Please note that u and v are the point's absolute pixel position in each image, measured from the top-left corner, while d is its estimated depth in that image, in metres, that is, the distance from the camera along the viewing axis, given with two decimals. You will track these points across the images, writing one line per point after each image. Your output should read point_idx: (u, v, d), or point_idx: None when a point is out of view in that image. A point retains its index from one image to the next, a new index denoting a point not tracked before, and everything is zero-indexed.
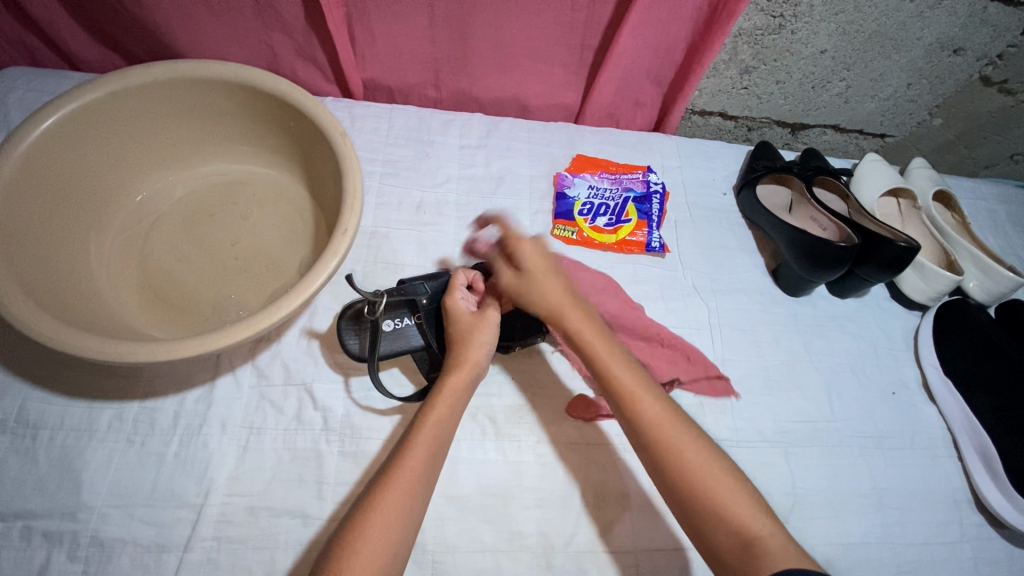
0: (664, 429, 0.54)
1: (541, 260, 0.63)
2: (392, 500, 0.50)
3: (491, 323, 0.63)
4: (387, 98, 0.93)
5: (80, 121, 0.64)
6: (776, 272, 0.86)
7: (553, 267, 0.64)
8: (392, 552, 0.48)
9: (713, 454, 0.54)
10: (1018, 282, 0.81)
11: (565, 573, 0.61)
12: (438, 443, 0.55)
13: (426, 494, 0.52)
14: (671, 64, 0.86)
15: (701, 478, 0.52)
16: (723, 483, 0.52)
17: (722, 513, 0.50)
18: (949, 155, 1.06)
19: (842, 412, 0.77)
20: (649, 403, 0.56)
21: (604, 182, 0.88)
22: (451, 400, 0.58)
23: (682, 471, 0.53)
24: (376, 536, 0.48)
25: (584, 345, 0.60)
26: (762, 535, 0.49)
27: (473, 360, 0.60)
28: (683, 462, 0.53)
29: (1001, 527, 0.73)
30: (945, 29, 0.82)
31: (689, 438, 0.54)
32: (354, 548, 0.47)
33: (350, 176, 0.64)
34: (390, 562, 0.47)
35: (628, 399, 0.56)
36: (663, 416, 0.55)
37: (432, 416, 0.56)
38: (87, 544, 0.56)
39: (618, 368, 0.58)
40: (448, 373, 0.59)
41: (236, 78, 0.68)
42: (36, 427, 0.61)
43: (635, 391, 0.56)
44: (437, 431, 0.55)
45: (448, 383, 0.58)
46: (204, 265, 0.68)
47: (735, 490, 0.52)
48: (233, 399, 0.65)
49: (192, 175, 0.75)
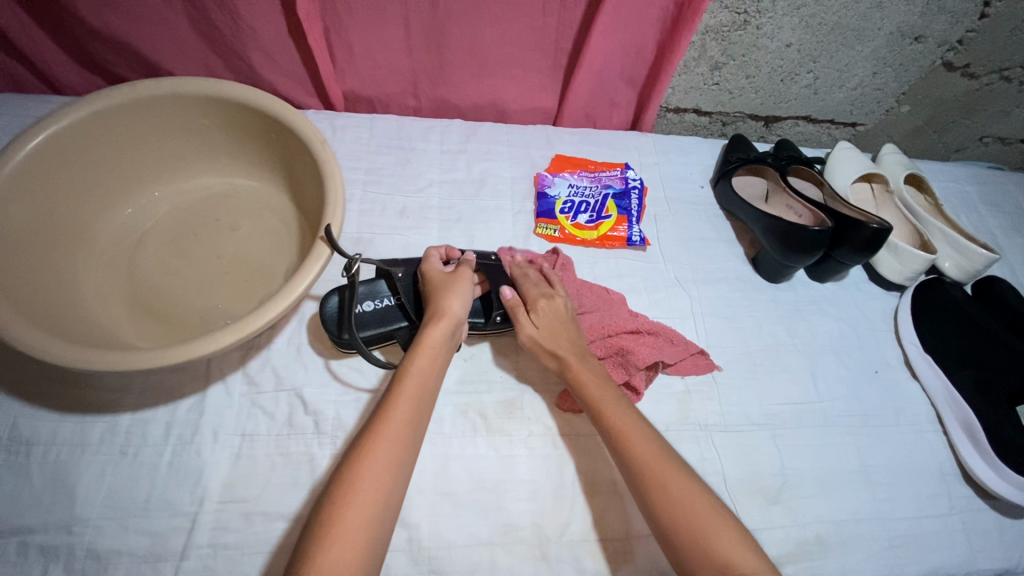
0: (651, 464, 0.57)
1: (553, 310, 0.69)
2: (386, 442, 0.51)
3: (465, 279, 0.66)
4: (367, 109, 0.95)
5: (65, 140, 0.65)
6: (755, 261, 0.88)
7: (569, 326, 0.69)
8: (387, 493, 0.49)
9: (698, 487, 0.55)
10: (992, 257, 0.83)
11: (561, 563, 0.62)
12: (421, 393, 0.57)
13: (416, 441, 0.54)
14: (643, 63, 0.89)
15: (677, 504, 0.53)
16: (697, 504, 0.53)
17: (699, 536, 0.51)
18: (919, 140, 1.09)
19: (826, 392, 0.78)
20: (640, 443, 0.59)
21: (584, 181, 0.90)
22: (434, 349, 0.60)
23: (662, 495, 0.54)
24: (370, 474, 0.49)
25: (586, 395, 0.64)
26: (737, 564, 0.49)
27: (451, 312, 0.62)
28: (662, 492, 0.55)
29: (989, 497, 0.74)
30: (904, 17, 0.84)
31: (680, 475, 0.56)
32: (350, 495, 0.47)
33: (331, 181, 0.66)
34: (379, 514, 0.48)
35: (624, 440, 0.60)
36: (653, 454, 0.58)
37: (418, 366, 0.58)
38: (83, 557, 0.56)
39: (617, 414, 0.62)
40: (428, 327, 0.61)
41: (217, 94, 0.70)
42: (29, 444, 0.61)
43: (631, 431, 0.60)
44: (422, 379, 0.57)
45: (428, 335, 0.60)
46: (191, 276, 0.69)
47: (712, 517, 0.52)
48: (224, 407, 0.65)
49: (177, 192, 0.76)
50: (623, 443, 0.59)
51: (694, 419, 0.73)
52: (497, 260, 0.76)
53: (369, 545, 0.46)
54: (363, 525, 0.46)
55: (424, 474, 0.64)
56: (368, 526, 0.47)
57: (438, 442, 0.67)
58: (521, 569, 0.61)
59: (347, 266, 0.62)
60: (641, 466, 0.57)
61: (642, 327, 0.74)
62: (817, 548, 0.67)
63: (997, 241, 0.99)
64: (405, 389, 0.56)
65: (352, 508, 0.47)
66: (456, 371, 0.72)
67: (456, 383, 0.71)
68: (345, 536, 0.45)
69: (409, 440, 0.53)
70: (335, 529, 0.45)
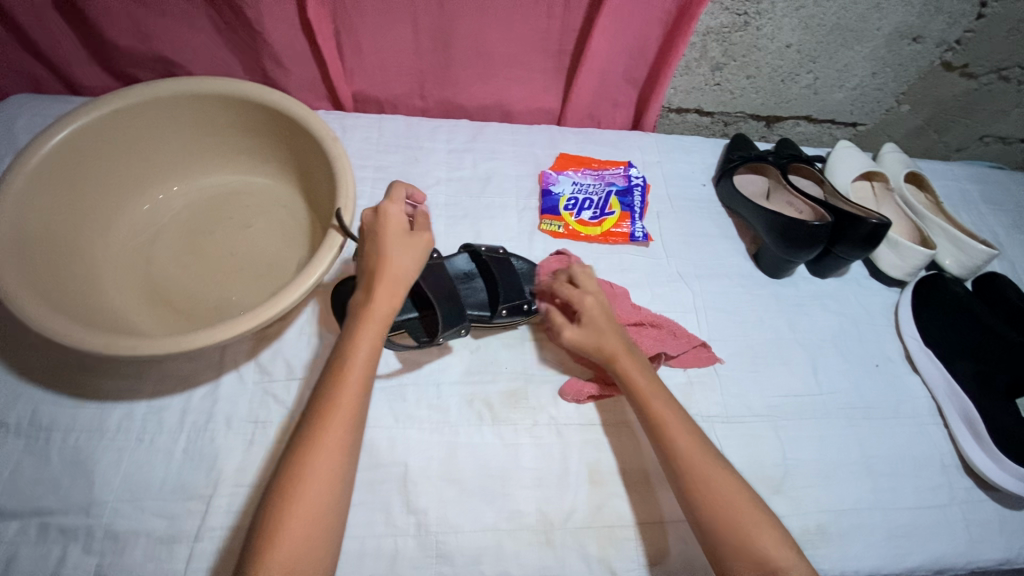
0: (692, 453, 0.59)
1: (601, 315, 0.68)
2: (333, 433, 0.51)
3: (411, 241, 0.60)
4: (376, 109, 0.97)
5: (87, 137, 0.68)
6: (757, 256, 0.90)
7: (612, 318, 0.69)
8: (338, 483, 0.50)
9: (736, 480, 0.57)
10: (991, 253, 0.85)
11: (566, 548, 0.63)
12: (368, 373, 0.55)
13: (361, 424, 0.54)
14: (645, 64, 0.91)
15: (723, 498, 0.56)
16: (734, 497, 0.56)
17: (744, 532, 0.54)
18: (919, 140, 1.11)
19: (829, 386, 0.79)
20: (682, 430, 0.60)
21: (587, 178, 0.92)
22: (378, 327, 0.56)
23: (708, 492, 0.56)
24: (318, 468, 0.49)
25: (627, 381, 0.64)
26: (782, 565, 0.52)
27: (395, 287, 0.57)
28: (708, 491, 0.56)
29: (990, 489, 0.75)
30: (901, 18, 0.86)
31: (723, 472, 0.58)
32: (301, 488, 0.48)
33: (343, 176, 0.68)
34: (330, 504, 0.50)
35: (665, 427, 0.61)
36: (695, 443, 0.59)
37: (365, 343, 0.55)
38: (101, 537, 0.58)
39: (659, 403, 0.62)
40: (371, 302, 0.56)
41: (233, 92, 0.72)
42: (49, 429, 0.63)
43: (674, 426, 0.61)
44: (369, 358, 0.55)
45: (374, 311, 0.56)
46: (205, 270, 0.71)
47: (753, 510, 0.55)
48: (237, 395, 0.67)
49: (192, 188, 0.78)
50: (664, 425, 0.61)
51: (696, 409, 0.74)
52: (505, 256, 0.77)
53: (324, 533, 0.49)
54: (316, 516, 0.48)
55: (431, 460, 0.66)
56: (316, 521, 0.48)
57: (446, 431, 0.68)
58: (527, 554, 0.62)
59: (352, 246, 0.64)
60: (683, 459, 0.59)
61: (645, 320, 0.76)
62: (819, 536, 0.68)
63: (997, 238, 1.00)
64: (352, 371, 0.54)
65: (300, 503, 0.48)
66: (462, 362, 0.73)
67: (462, 373, 0.72)
68: (298, 527, 0.47)
69: (355, 427, 0.52)
70: (289, 521, 0.47)
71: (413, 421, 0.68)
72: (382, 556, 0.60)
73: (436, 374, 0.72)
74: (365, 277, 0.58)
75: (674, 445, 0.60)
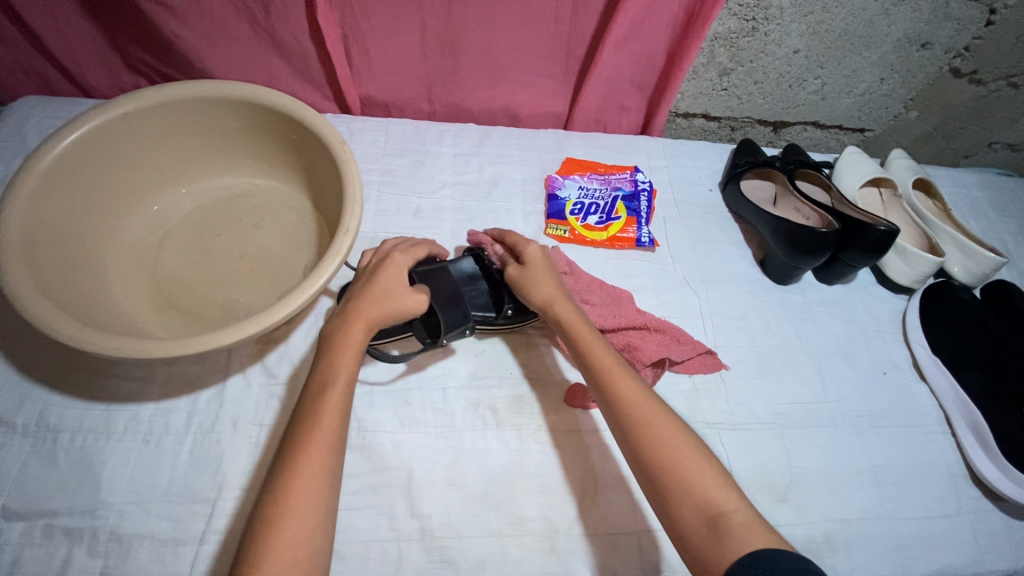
0: (638, 406, 0.56)
1: (542, 259, 0.69)
2: (316, 453, 0.49)
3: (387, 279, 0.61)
4: (383, 113, 0.98)
5: (97, 139, 0.68)
6: (763, 262, 0.89)
7: (553, 268, 0.69)
8: (324, 508, 0.48)
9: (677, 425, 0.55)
10: (999, 261, 0.84)
11: (570, 556, 0.63)
12: (347, 395, 0.54)
13: (343, 446, 0.52)
14: (653, 70, 0.91)
15: (667, 446, 0.53)
16: (681, 446, 0.53)
17: (688, 483, 0.51)
18: (928, 146, 1.10)
19: (835, 393, 0.79)
20: (627, 381, 0.58)
21: (594, 183, 0.92)
22: (353, 354, 0.55)
23: (646, 435, 0.54)
24: (304, 489, 0.47)
25: (567, 324, 0.63)
26: (724, 510, 0.49)
27: (365, 316, 0.58)
28: (650, 435, 0.54)
29: (998, 499, 0.74)
30: (910, 24, 0.86)
31: (666, 417, 0.55)
32: (287, 507, 0.46)
33: (350, 180, 0.68)
34: (323, 525, 0.47)
35: (608, 379, 0.58)
36: (639, 393, 0.57)
37: (344, 367, 0.54)
38: (106, 539, 0.58)
39: (598, 348, 0.61)
40: (343, 330, 0.57)
41: (242, 95, 0.72)
42: (56, 430, 0.63)
43: (617, 374, 0.58)
44: (348, 381, 0.54)
45: (348, 337, 0.56)
46: (212, 272, 0.72)
47: (703, 463, 0.52)
48: (243, 399, 0.67)
49: (200, 190, 0.79)
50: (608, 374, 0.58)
51: (702, 417, 0.73)
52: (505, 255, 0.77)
53: (312, 559, 0.46)
54: (304, 542, 0.46)
55: (436, 465, 0.66)
56: (306, 543, 0.46)
57: (450, 435, 0.68)
58: (531, 560, 0.62)
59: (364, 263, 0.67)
60: (625, 407, 0.56)
61: (650, 325, 0.75)
62: (825, 546, 0.67)
63: (1006, 246, 0.99)
64: (331, 394, 0.53)
65: (289, 524, 0.46)
66: (468, 367, 0.73)
67: (467, 378, 0.72)
68: (285, 548, 0.45)
69: (337, 447, 0.51)
70: (275, 546, 0.45)
71: (418, 425, 0.68)
72: (386, 562, 0.60)
73: (442, 379, 0.72)
74: (339, 312, 0.59)
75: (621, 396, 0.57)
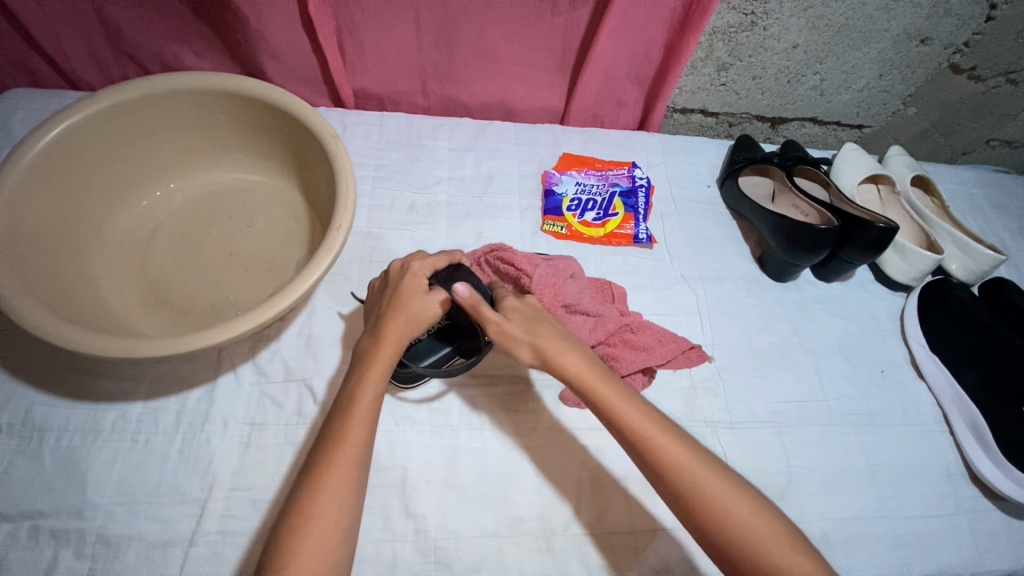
0: (674, 453, 0.50)
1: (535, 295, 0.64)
2: (338, 467, 0.48)
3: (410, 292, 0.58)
4: (377, 107, 0.96)
5: (83, 132, 0.66)
6: (762, 259, 0.89)
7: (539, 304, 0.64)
8: (347, 523, 0.47)
9: (709, 463, 0.50)
10: (998, 258, 0.83)
11: (566, 556, 0.62)
12: (371, 412, 0.52)
13: (371, 454, 0.51)
14: (650, 64, 0.89)
15: (713, 492, 0.48)
16: (722, 488, 0.48)
17: (738, 528, 0.47)
18: (926, 143, 1.09)
19: (833, 390, 0.78)
20: (654, 427, 0.51)
21: (591, 178, 0.91)
22: (380, 376, 0.53)
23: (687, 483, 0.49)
24: (328, 503, 0.46)
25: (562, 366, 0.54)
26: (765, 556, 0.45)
27: (391, 334, 0.56)
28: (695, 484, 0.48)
29: (997, 498, 0.74)
30: (911, 19, 0.85)
31: (694, 458, 0.50)
32: (307, 522, 0.45)
33: (342, 173, 0.66)
34: (332, 527, 0.46)
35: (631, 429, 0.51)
36: (667, 435, 0.51)
37: (371, 381, 0.53)
38: (94, 542, 0.57)
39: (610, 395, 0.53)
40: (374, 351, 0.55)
41: (232, 88, 0.71)
42: (42, 430, 0.62)
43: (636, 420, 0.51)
44: (373, 399, 0.52)
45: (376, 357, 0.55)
46: (202, 268, 0.70)
47: (750, 506, 0.48)
48: (234, 397, 0.66)
49: (191, 184, 0.77)
50: (587, 387, 0.53)
51: (700, 415, 0.73)
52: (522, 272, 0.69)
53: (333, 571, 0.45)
54: (325, 552, 0.45)
55: (431, 464, 0.65)
56: (330, 557, 0.45)
57: (445, 434, 0.67)
58: (528, 560, 0.61)
59: (387, 275, 0.62)
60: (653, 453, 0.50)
61: (631, 324, 0.72)
62: (824, 546, 0.67)
63: (1005, 244, 0.99)
64: (360, 410, 0.51)
65: (310, 543, 0.45)
66: None
67: (462, 377, 0.71)
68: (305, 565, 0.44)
69: (362, 460, 0.49)
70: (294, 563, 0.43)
71: (413, 424, 0.67)
72: (380, 562, 0.59)
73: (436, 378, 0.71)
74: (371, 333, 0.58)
75: (648, 449, 0.50)
